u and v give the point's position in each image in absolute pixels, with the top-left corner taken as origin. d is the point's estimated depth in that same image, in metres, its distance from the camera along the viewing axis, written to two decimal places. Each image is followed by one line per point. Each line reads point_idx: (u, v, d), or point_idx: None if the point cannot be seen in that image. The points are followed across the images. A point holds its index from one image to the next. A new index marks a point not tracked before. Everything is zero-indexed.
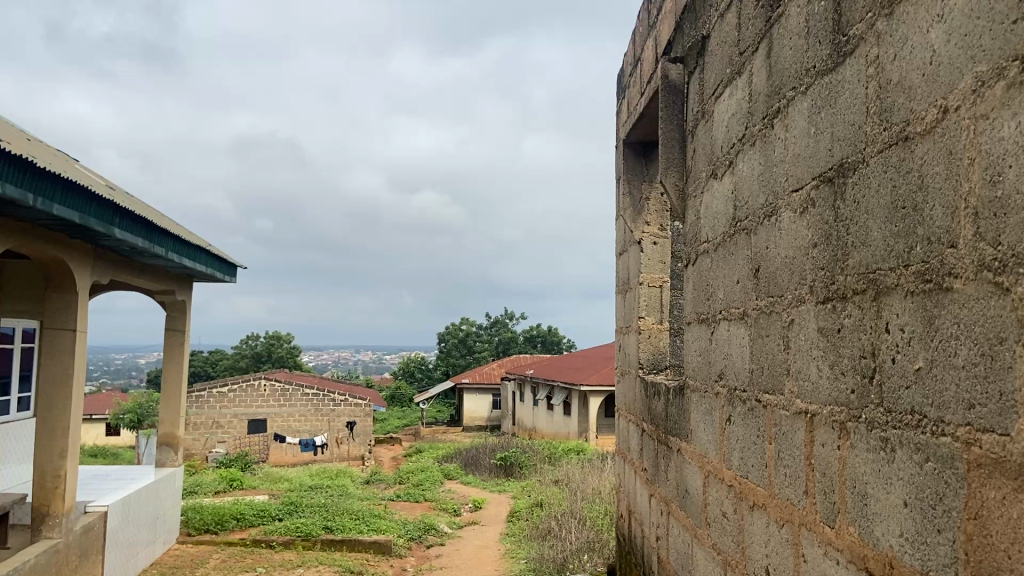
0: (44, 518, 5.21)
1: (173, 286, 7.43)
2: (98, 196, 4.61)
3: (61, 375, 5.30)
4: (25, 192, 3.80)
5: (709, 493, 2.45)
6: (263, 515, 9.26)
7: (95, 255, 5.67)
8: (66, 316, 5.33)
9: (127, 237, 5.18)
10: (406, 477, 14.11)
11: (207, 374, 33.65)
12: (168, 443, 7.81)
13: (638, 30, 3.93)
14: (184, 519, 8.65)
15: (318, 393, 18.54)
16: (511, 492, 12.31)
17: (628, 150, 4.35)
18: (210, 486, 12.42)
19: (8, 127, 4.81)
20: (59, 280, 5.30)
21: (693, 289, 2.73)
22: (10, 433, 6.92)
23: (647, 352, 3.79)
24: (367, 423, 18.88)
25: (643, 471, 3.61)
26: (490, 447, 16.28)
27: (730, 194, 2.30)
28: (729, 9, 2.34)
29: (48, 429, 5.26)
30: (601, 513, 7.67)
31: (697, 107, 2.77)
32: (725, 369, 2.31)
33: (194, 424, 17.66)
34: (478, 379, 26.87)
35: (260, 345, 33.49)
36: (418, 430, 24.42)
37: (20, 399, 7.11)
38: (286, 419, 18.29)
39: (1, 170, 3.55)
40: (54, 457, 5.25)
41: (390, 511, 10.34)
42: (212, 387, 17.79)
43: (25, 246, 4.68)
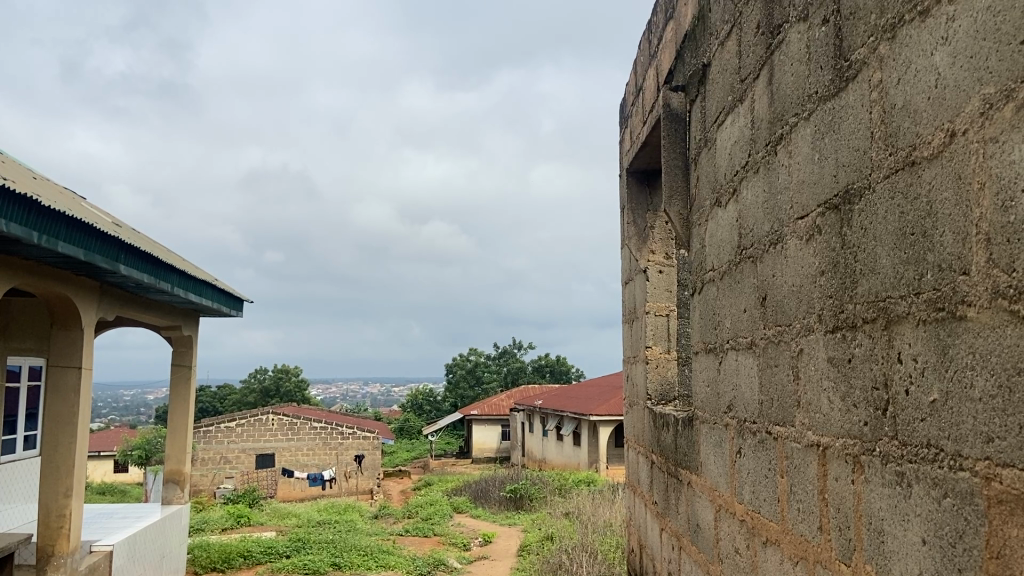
0: (50, 557, 5.15)
1: (178, 321, 7.41)
2: (102, 232, 4.60)
3: (66, 413, 5.26)
4: (29, 230, 3.79)
5: (720, 527, 2.39)
6: (270, 552, 9.17)
7: (100, 291, 5.67)
8: (71, 353, 5.31)
9: (133, 273, 5.18)
10: (415, 511, 13.96)
11: (214, 410, 33.68)
12: (175, 480, 7.74)
13: (639, 59, 3.94)
14: (191, 558, 8.57)
15: (326, 426, 18.53)
16: (521, 526, 12.14)
17: (630, 179, 4.35)
18: (217, 523, 12.30)
19: (17, 166, 4.86)
20: (64, 318, 5.29)
21: (700, 318, 2.69)
22: (15, 472, 6.87)
23: (655, 383, 3.74)
24: (376, 456, 18.71)
25: (653, 505, 3.54)
26: (500, 479, 16.12)
27: (735, 222, 2.27)
28: (728, 37, 2.33)
29: (54, 468, 5.22)
30: (613, 546, 7.57)
31: (699, 134, 2.76)
32: (733, 401, 2.26)
33: (202, 460, 17.64)
34: (487, 411, 26.71)
35: (268, 380, 33.62)
36: (427, 462, 24.25)
37: (25, 437, 7.08)
38: (294, 453, 18.23)
39: (7, 208, 3.56)
40: (58, 496, 5.20)
41: (398, 547, 10.17)
42: (219, 422, 17.83)
43: (30, 284, 4.68)
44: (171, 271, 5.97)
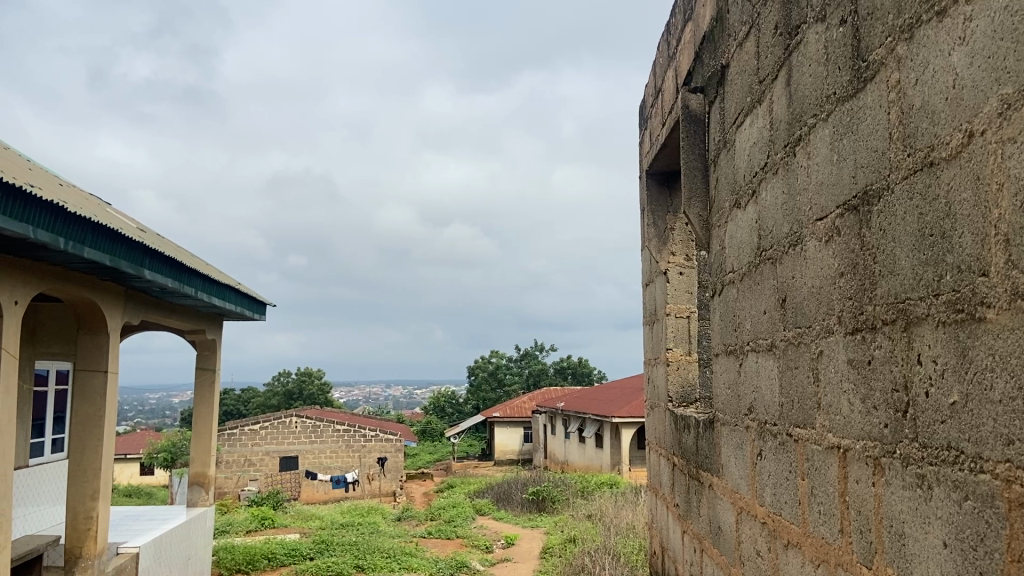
0: (77, 560, 5.22)
1: (202, 324, 7.49)
2: (127, 238, 4.66)
3: (93, 416, 5.34)
4: (56, 237, 3.86)
5: (742, 529, 2.38)
6: (294, 554, 9.25)
7: (125, 296, 5.74)
8: (97, 358, 5.39)
9: (157, 278, 5.24)
10: (438, 513, 14.02)
11: (237, 414, 34.02)
12: (200, 482, 7.82)
13: (658, 61, 3.94)
14: (217, 560, 8.69)
15: (349, 428, 18.65)
16: (544, 527, 12.15)
17: (650, 180, 4.35)
18: (242, 525, 12.44)
19: (44, 173, 4.93)
20: (90, 322, 5.36)
21: (720, 321, 2.68)
22: (45, 475, 6.98)
23: (676, 385, 3.73)
24: (398, 458, 18.79)
25: (675, 507, 3.54)
26: (522, 481, 16.13)
27: (754, 223, 2.26)
28: (747, 37, 2.33)
29: (81, 471, 5.30)
30: (636, 549, 7.56)
31: (719, 136, 2.75)
32: (754, 403, 2.25)
33: (226, 462, 17.82)
34: (509, 413, 26.73)
35: (291, 383, 33.92)
36: (449, 465, 24.34)
37: (54, 440, 7.20)
38: (317, 455, 18.38)
39: (34, 214, 3.62)
40: (85, 498, 5.28)
41: (421, 549, 10.22)
42: (243, 425, 18.01)
43: (57, 289, 4.75)
44: (194, 275, 6.03)
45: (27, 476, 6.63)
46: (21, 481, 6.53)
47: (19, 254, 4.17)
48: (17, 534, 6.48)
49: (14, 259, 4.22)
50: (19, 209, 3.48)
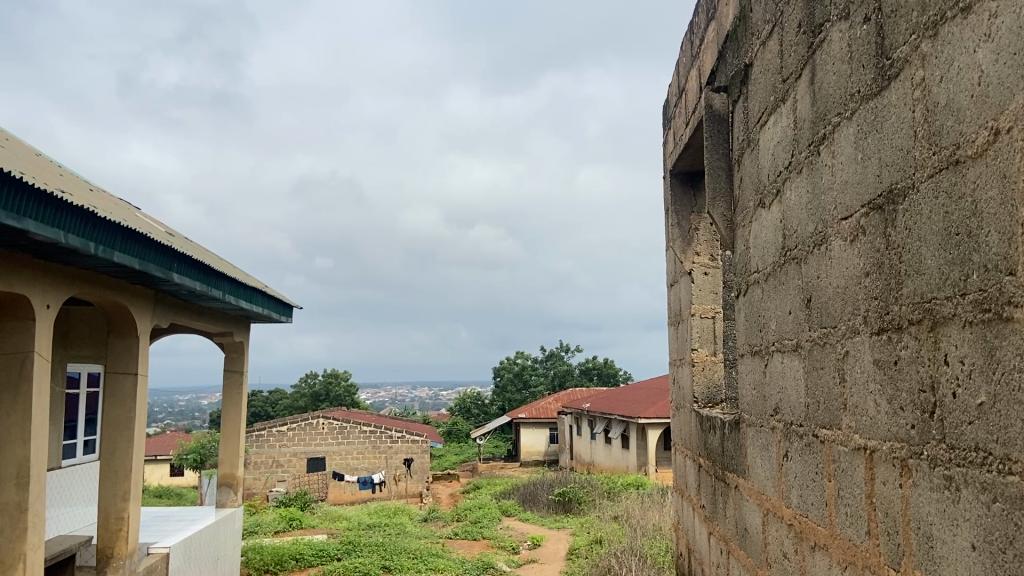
0: (109, 560, 5.30)
1: (229, 327, 7.58)
2: (156, 242, 4.74)
3: (124, 418, 5.43)
4: (87, 242, 3.93)
5: (769, 531, 2.36)
6: (322, 555, 9.34)
7: (155, 299, 5.83)
8: (127, 360, 5.47)
9: (186, 281, 5.32)
10: (464, 514, 14.06)
11: (265, 415, 34.41)
12: (228, 483, 7.91)
13: (682, 60, 3.93)
14: (246, 560, 8.79)
15: (375, 430, 18.77)
16: (570, 529, 12.14)
17: (674, 180, 4.33)
18: (270, 526, 12.58)
19: (75, 179, 5.02)
20: (120, 325, 5.44)
21: (745, 321, 2.67)
22: (77, 475, 7.11)
23: (701, 386, 3.71)
24: (424, 459, 18.86)
25: (701, 508, 3.52)
26: (548, 482, 16.12)
27: (779, 223, 2.25)
28: (770, 36, 2.31)
29: (113, 471, 5.39)
30: (662, 550, 7.53)
31: (743, 135, 2.73)
32: (780, 404, 2.24)
33: (255, 463, 18.03)
34: (534, 414, 26.73)
35: (318, 384, 34.21)
36: (475, 466, 24.40)
37: (85, 441, 7.32)
38: (344, 457, 18.52)
39: (65, 220, 3.69)
40: (117, 499, 5.37)
41: (448, 550, 10.26)
42: (271, 426, 18.20)
43: (88, 293, 4.84)
44: (222, 278, 6.11)
45: (60, 476, 6.76)
46: (54, 482, 6.64)
47: (52, 258, 4.25)
48: (50, 534, 6.60)
49: (46, 263, 4.30)
50: (50, 214, 3.54)
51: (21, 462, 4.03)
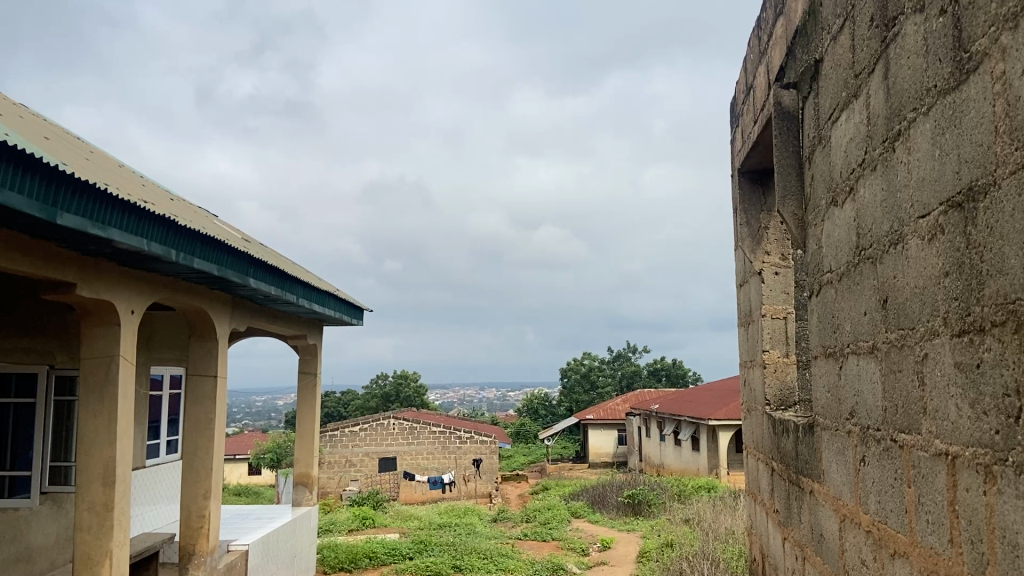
0: (191, 556, 5.50)
1: (303, 330, 7.79)
2: (232, 248, 4.90)
3: (204, 419, 5.63)
4: (168, 249, 4.09)
5: (846, 538, 2.30)
6: (395, 554, 9.49)
7: (233, 304, 6.04)
8: (207, 363, 5.68)
9: (261, 286, 5.49)
10: (533, 515, 14.08)
11: (338, 416, 35.18)
12: (304, 482, 8.11)
13: (749, 57, 3.86)
14: (321, 558, 9.01)
15: (445, 430, 18.96)
16: (641, 531, 12.03)
17: (743, 179, 4.26)
18: (345, 525, 12.85)
19: (156, 189, 5.24)
20: (200, 328, 5.65)
21: (818, 322, 2.61)
22: (162, 474, 7.41)
23: (774, 388, 3.64)
24: (493, 461, 18.92)
25: (775, 513, 3.45)
26: (617, 484, 16.00)
27: (853, 221, 2.19)
28: (841, 31, 2.26)
29: (193, 471, 5.60)
30: (736, 554, 7.39)
31: (814, 132, 2.67)
32: (856, 407, 2.18)
33: (329, 463, 18.48)
34: (603, 415, 26.60)
35: (388, 386, 34.81)
36: (544, 467, 24.42)
37: (168, 441, 7.62)
38: (415, 457, 18.78)
39: (148, 228, 3.85)
40: (198, 498, 5.57)
41: (518, 551, 10.30)
42: (344, 426, 18.62)
43: (170, 298, 5.04)
44: (296, 282, 6.27)
45: (144, 475, 7.05)
46: (139, 480, 6.93)
47: (136, 265, 4.44)
48: (136, 530, 6.89)
49: (130, 270, 4.50)
50: (133, 223, 3.70)
51: (108, 461, 4.22)
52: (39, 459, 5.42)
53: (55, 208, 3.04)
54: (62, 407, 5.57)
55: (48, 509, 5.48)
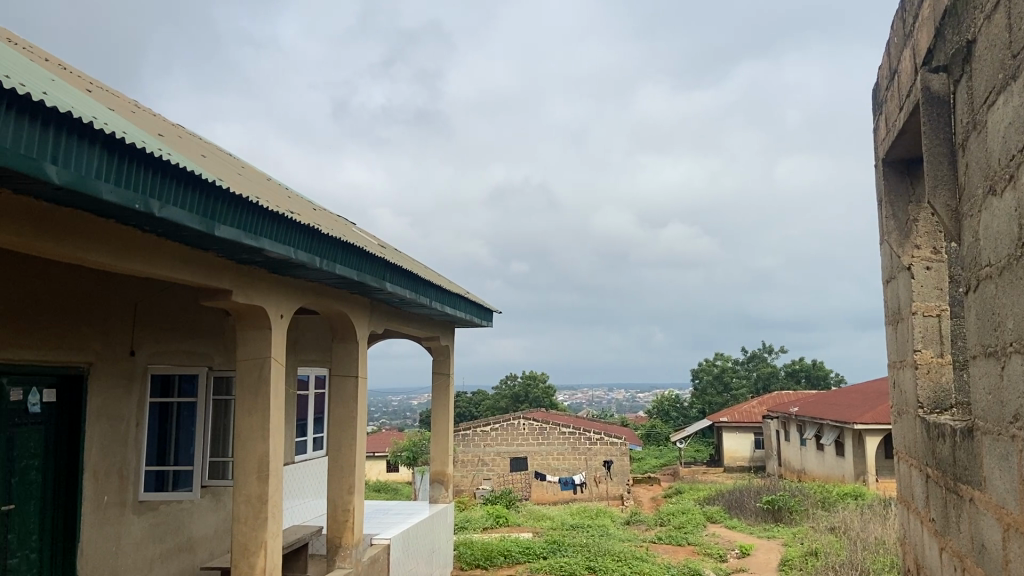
0: (338, 548, 5.78)
1: (437, 332, 8.05)
2: (371, 254, 5.14)
3: (347, 417, 5.91)
4: (313, 256, 4.34)
5: (1011, 549, 2.15)
6: (528, 553, 9.62)
7: (371, 307, 6.31)
8: (349, 364, 5.96)
9: (397, 290, 5.71)
10: (668, 519, 13.85)
11: (468, 416, 35.96)
12: (440, 480, 8.36)
13: (893, 41, 3.68)
14: (458, 554, 9.23)
15: (574, 431, 19.04)
16: (782, 539, 11.61)
17: (887, 169, 4.06)
18: (479, 523, 13.11)
19: (300, 200, 5.56)
20: (342, 331, 5.94)
21: (977, 319, 2.45)
22: (309, 469, 7.82)
23: (927, 389, 3.44)
24: (624, 462, 18.79)
25: (931, 522, 3.25)
26: (756, 489, 15.49)
27: (1013, 212, 2.05)
28: (997, 8, 2.12)
29: (339, 467, 5.89)
30: (887, 565, 7.03)
31: (967, 118, 2.51)
32: (1020, 410, 2.04)
33: (462, 462, 18.94)
34: (738, 418, 25.85)
35: (516, 387, 35.26)
36: (677, 471, 24.00)
37: (315, 439, 8.02)
38: (545, 457, 18.90)
39: (295, 237, 4.10)
40: (344, 493, 5.85)
41: (653, 554, 10.19)
42: (475, 426, 19.04)
43: (315, 303, 5.33)
44: (430, 285, 6.50)
45: (294, 470, 7.47)
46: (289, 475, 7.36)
47: (284, 273, 4.73)
48: (289, 522, 7.33)
49: (279, 277, 4.80)
50: (282, 232, 3.95)
51: (263, 456, 4.52)
52: (200, 454, 5.66)
53: (214, 219, 3.29)
54: (220, 405, 5.93)
55: (208, 501, 6.05)
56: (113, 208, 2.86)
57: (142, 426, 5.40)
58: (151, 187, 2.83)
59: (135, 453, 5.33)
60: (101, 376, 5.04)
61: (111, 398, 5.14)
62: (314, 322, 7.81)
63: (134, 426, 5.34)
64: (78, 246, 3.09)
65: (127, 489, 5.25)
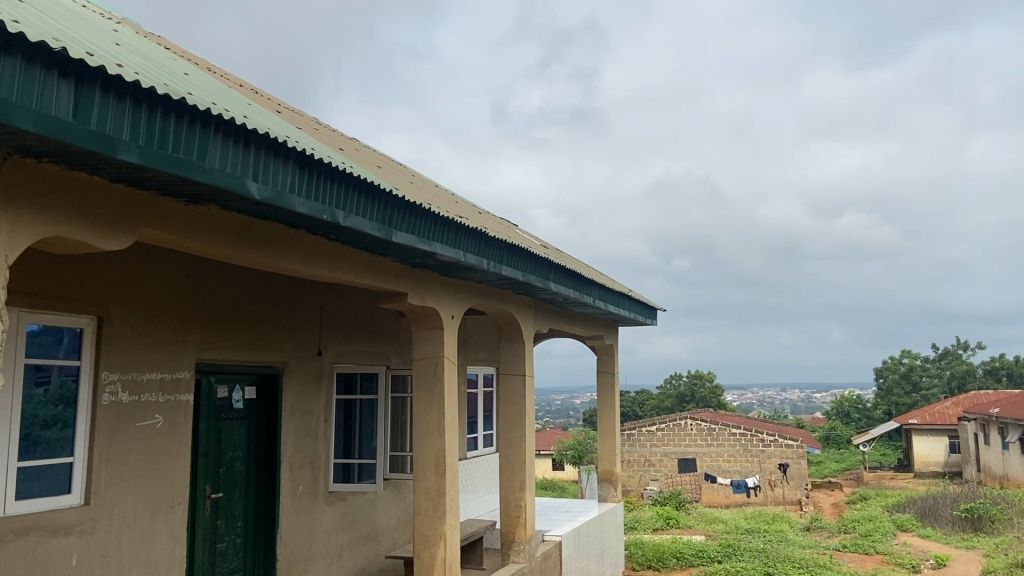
0: (512, 542, 5.90)
1: (601, 330, 8.13)
2: (536, 255, 5.24)
3: (515, 414, 6.05)
4: (481, 258, 4.46)
5: None
6: (701, 555, 9.53)
7: (536, 307, 6.43)
8: (516, 363, 6.08)
9: (562, 289, 5.79)
10: (851, 526, 13.08)
11: (634, 415, 35.77)
12: (608, 479, 8.43)
13: None
14: (629, 554, 9.23)
15: (745, 432, 18.60)
16: (983, 549, 10.65)
17: None
18: (649, 524, 12.98)
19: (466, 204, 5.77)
20: (509, 331, 6.08)
21: None
22: (482, 464, 8.10)
23: None
24: (801, 466, 17.92)
25: None
26: (951, 495, 14.28)
27: None
28: None
29: (510, 464, 6.01)
30: None
31: None
32: None
33: (628, 462, 19.15)
34: (928, 419, 23.98)
35: (682, 386, 34.67)
36: (860, 475, 22.61)
37: (485, 435, 8.28)
38: (716, 458, 18.53)
39: (465, 240, 4.22)
40: (516, 489, 5.94)
41: (835, 562, 9.72)
42: (641, 426, 19.13)
43: (485, 303, 5.49)
44: (593, 285, 6.55)
45: (467, 465, 7.75)
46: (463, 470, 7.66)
47: (452, 277, 4.91)
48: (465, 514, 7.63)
49: (448, 281, 4.97)
50: (452, 237, 4.09)
51: (439, 452, 4.70)
52: (382, 448, 5.84)
53: (391, 226, 3.43)
54: (399, 402, 6.23)
55: (390, 493, 6.44)
56: (304, 218, 3.05)
57: (330, 420, 5.78)
58: (337, 198, 3.00)
59: (325, 443, 5.71)
60: (295, 372, 5.41)
61: (303, 395, 5.51)
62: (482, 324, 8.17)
63: (323, 421, 5.72)
64: (275, 255, 3.33)
65: (320, 481, 5.63)
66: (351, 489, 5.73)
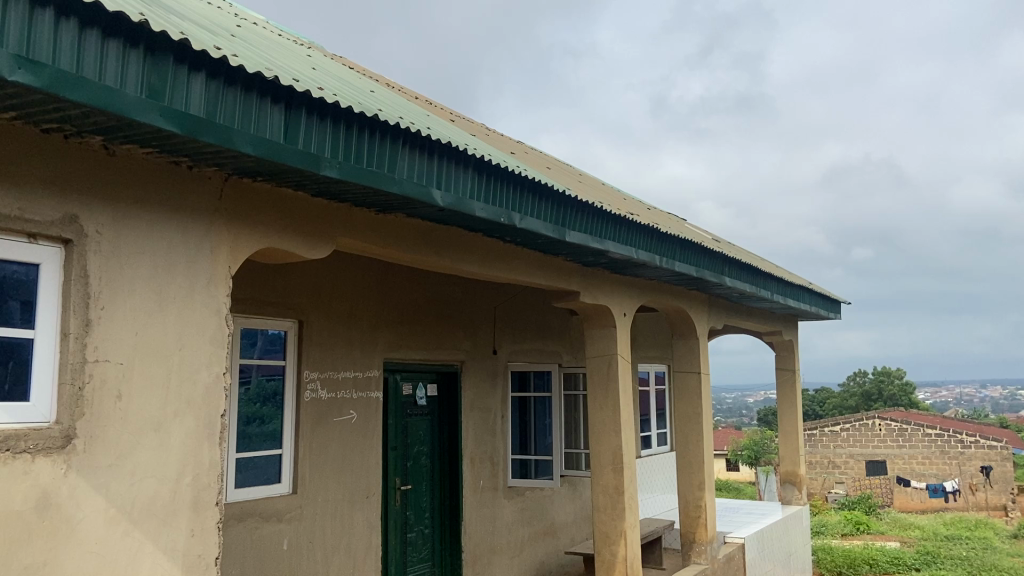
0: (693, 544, 6.17)
1: (778, 325, 8.27)
2: (708, 250, 5.55)
3: (692, 412, 6.34)
4: (653, 254, 4.84)
5: None
6: (897, 563, 9.47)
7: (709, 303, 6.71)
8: (691, 361, 6.36)
9: (735, 283, 6.05)
10: None
11: (816, 415, 34.58)
12: (792, 480, 8.55)
13: None
14: (817, 559, 9.16)
15: (940, 435, 18.87)
16: None
17: None
18: (837, 528, 12.77)
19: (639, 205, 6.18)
20: (682, 328, 6.39)
21: None
22: (659, 464, 8.47)
23: None
24: (1006, 469, 18.25)
25: None
26: None
27: None
28: None
29: (688, 465, 6.31)
30: None
31: None
32: None
33: (812, 463, 19.57)
34: None
35: (869, 385, 33.13)
36: None
37: (659, 433, 8.65)
38: (908, 461, 18.88)
39: (637, 236, 4.60)
40: (695, 489, 6.23)
41: None
42: (823, 426, 19.49)
43: (658, 300, 5.84)
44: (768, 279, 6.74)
45: (644, 465, 8.17)
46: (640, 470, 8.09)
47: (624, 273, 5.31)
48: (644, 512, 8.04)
49: (619, 278, 5.37)
50: (625, 234, 4.50)
51: (616, 448, 5.11)
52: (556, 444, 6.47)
53: (564, 225, 3.89)
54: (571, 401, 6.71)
55: (568, 490, 7.02)
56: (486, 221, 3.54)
57: (506, 417, 6.38)
58: (513, 202, 3.46)
59: (502, 441, 6.31)
60: (472, 372, 6.06)
61: (480, 392, 6.13)
62: (653, 324, 8.56)
63: (499, 417, 6.31)
64: (455, 259, 3.87)
65: (498, 475, 6.24)
66: (527, 484, 6.36)
